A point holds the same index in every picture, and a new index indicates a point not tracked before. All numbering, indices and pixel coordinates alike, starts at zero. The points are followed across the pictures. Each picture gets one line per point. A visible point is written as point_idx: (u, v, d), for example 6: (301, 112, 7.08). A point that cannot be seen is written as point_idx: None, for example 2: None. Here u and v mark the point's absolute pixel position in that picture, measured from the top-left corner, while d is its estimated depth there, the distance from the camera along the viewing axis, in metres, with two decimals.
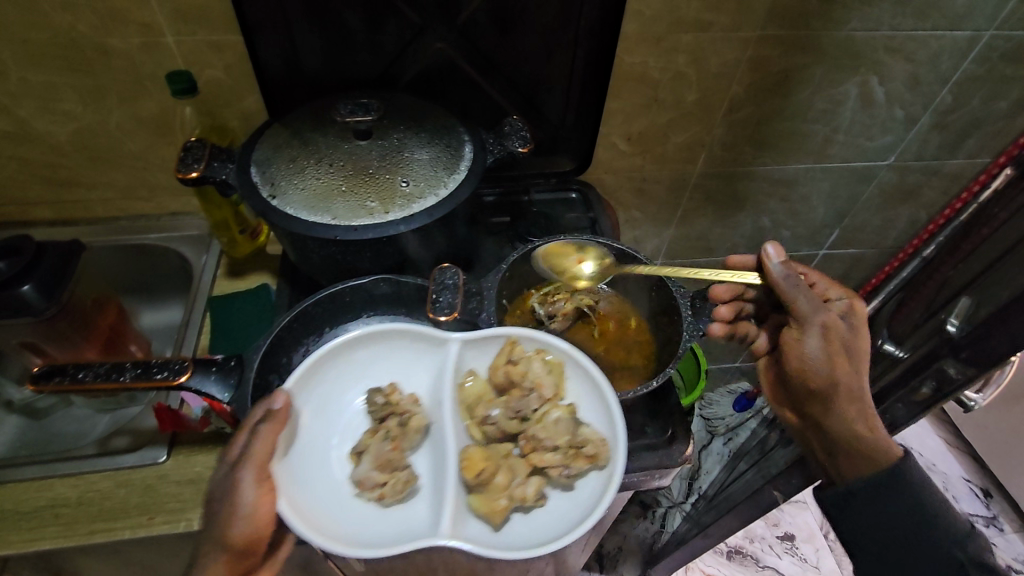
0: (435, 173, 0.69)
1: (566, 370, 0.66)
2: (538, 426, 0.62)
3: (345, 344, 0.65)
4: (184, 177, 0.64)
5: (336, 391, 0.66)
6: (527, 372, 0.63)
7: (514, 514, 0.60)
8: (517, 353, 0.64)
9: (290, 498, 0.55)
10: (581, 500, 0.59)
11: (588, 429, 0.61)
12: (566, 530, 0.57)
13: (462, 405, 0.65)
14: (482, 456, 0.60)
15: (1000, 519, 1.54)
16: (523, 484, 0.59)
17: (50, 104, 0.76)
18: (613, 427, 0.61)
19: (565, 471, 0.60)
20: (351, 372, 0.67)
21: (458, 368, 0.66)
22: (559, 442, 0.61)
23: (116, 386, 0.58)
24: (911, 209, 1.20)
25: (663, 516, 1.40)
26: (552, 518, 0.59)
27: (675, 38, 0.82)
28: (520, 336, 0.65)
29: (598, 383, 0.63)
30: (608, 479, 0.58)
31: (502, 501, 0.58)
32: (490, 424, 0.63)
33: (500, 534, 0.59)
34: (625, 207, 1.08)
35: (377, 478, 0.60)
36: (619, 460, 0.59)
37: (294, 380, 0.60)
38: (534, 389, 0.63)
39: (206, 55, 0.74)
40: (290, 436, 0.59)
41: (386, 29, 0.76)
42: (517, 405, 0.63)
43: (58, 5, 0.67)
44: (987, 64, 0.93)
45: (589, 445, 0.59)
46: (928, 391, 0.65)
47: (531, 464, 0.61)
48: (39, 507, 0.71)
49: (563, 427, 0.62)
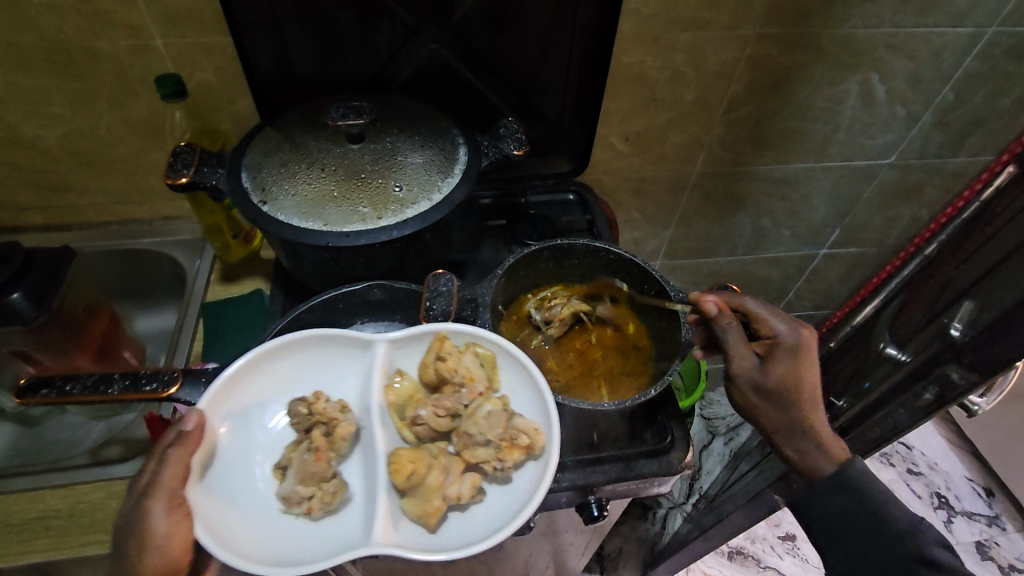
0: (429, 176, 0.68)
1: (498, 361, 0.65)
2: (470, 420, 0.60)
3: (258, 355, 0.62)
4: (173, 183, 0.63)
5: (257, 402, 0.63)
6: (457, 367, 0.62)
7: (452, 513, 0.60)
8: (446, 349, 0.62)
9: (208, 521, 0.54)
10: (520, 492, 0.59)
11: (520, 419, 0.60)
12: (503, 525, 0.56)
13: (393, 406, 0.63)
14: (412, 458, 0.58)
15: (1003, 518, 1.52)
16: (456, 483, 0.58)
17: (38, 108, 0.75)
18: (546, 416, 0.61)
19: (499, 465, 0.59)
20: (276, 381, 0.64)
21: (387, 367, 0.64)
22: (491, 436, 0.59)
23: (105, 398, 0.57)
24: (913, 207, 1.18)
25: (664, 517, 1.38)
26: (491, 514, 0.59)
27: (673, 37, 0.81)
28: (448, 330, 0.64)
29: (531, 374, 0.63)
30: (543, 469, 0.58)
31: (435, 502, 0.57)
32: (421, 424, 0.61)
33: (437, 535, 0.58)
34: (624, 208, 1.07)
35: (304, 491, 0.57)
36: (553, 449, 0.59)
37: (207, 398, 0.58)
38: (465, 384, 0.62)
39: (196, 57, 0.73)
40: (205, 455, 0.57)
41: (379, 30, 0.75)
42: (448, 402, 0.61)
43: (44, 8, 0.66)
44: (990, 61, 0.92)
45: (522, 437, 0.58)
46: (931, 396, 0.65)
47: (464, 462, 0.60)
48: (29, 519, 0.72)
49: (494, 421, 0.59)
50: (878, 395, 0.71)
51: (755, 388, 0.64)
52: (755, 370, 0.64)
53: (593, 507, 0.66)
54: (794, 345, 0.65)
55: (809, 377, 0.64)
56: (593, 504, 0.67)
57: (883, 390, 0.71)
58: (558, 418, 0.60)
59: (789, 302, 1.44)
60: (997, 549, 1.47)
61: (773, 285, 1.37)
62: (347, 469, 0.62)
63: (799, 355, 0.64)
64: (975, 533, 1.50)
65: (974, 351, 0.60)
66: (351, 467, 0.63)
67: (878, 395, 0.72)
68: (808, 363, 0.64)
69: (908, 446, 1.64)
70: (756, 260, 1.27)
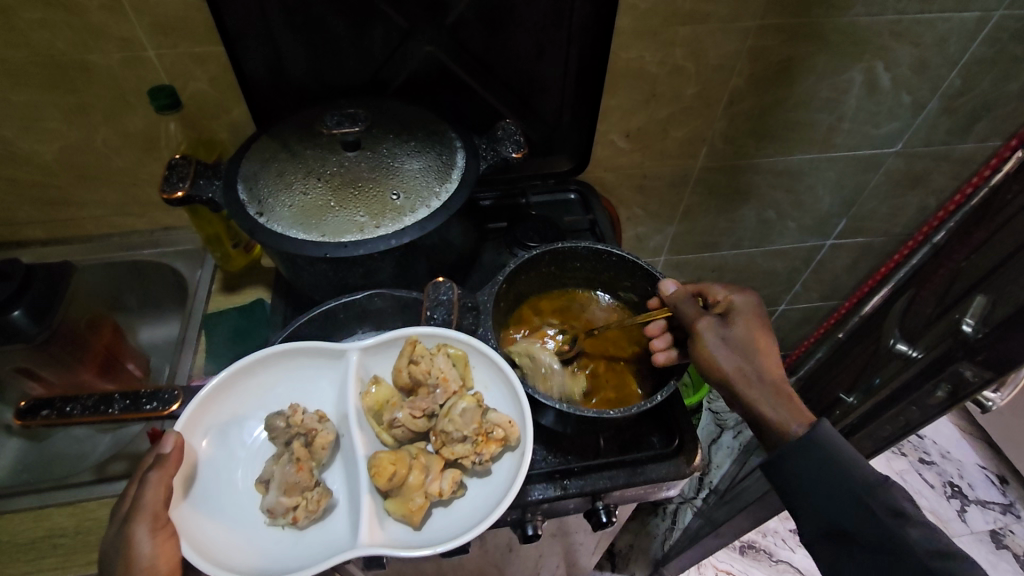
0: (427, 182, 0.67)
1: (470, 360, 0.64)
2: (446, 420, 0.60)
3: (234, 372, 0.62)
4: (170, 198, 0.62)
5: (234, 419, 0.62)
6: (430, 369, 0.62)
7: (435, 510, 0.59)
8: (418, 352, 0.62)
9: (194, 538, 0.54)
10: (500, 484, 0.59)
11: (495, 413, 0.60)
12: (485, 515, 0.56)
13: (369, 412, 0.62)
14: (392, 460, 0.57)
15: (1018, 505, 1.51)
16: (437, 479, 0.57)
17: (34, 123, 0.75)
18: (519, 409, 0.61)
19: (477, 459, 0.58)
20: (253, 397, 0.63)
21: (362, 374, 0.64)
22: (467, 432, 0.58)
23: (105, 419, 0.58)
24: (921, 195, 1.16)
25: (674, 512, 1.37)
26: (474, 506, 0.59)
27: (671, 31, 0.79)
28: (419, 334, 0.64)
29: (502, 369, 0.62)
30: (520, 460, 0.58)
31: (417, 500, 0.56)
32: (398, 427, 0.60)
33: (422, 532, 0.58)
34: (627, 204, 1.06)
35: (287, 503, 0.56)
36: (527, 439, 0.59)
37: (186, 418, 0.58)
38: (439, 384, 0.61)
39: (188, 67, 0.72)
40: (187, 474, 0.57)
41: (372, 34, 0.74)
42: (422, 404, 0.61)
43: (34, 23, 0.65)
44: (997, 45, 0.90)
45: (497, 429, 0.59)
46: (943, 394, 0.64)
47: (444, 459, 0.59)
48: (36, 538, 0.74)
49: (470, 417, 0.59)
50: (890, 393, 0.70)
51: (720, 342, 0.63)
52: (717, 326, 0.64)
53: (602, 513, 0.66)
54: (747, 306, 0.66)
55: (765, 332, 0.64)
56: (602, 510, 0.66)
57: (894, 387, 0.71)
58: (531, 409, 0.61)
59: (796, 294, 1.43)
60: (1012, 538, 1.45)
61: (779, 277, 1.36)
62: (330, 477, 0.62)
63: (754, 314, 0.65)
64: (989, 522, 1.48)
65: (987, 349, 0.59)
66: (334, 475, 0.62)
67: (888, 394, 0.71)
68: (762, 320, 0.66)
69: (920, 435, 1.62)
70: (762, 253, 1.26)
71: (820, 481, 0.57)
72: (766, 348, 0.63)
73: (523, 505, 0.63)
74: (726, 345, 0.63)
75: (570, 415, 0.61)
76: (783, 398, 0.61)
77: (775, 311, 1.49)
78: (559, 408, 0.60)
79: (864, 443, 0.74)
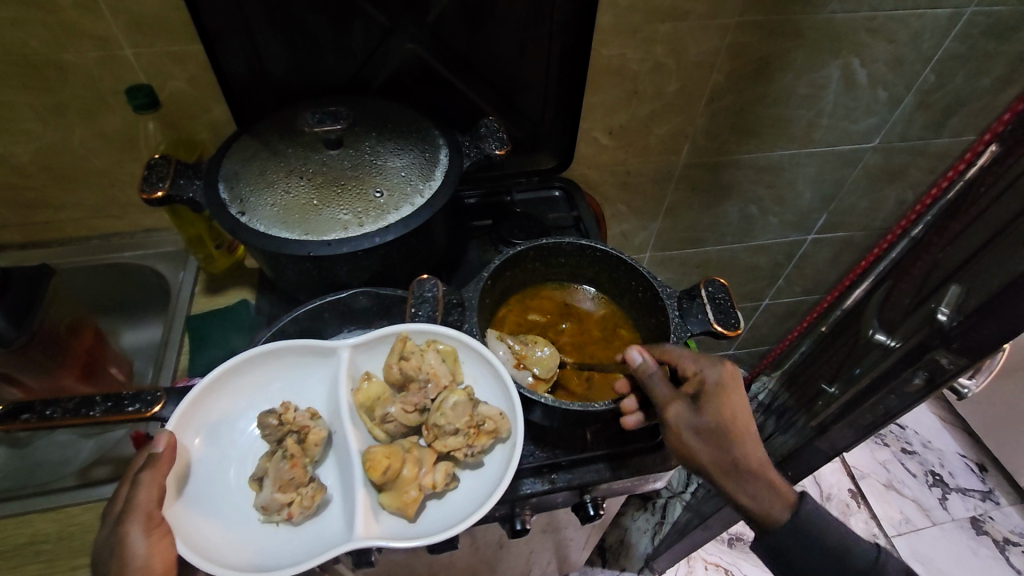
0: (411, 180, 0.67)
1: (460, 355, 0.64)
2: (437, 413, 0.59)
3: (224, 372, 0.61)
4: (150, 198, 0.61)
5: (224, 419, 0.62)
6: (421, 365, 0.61)
7: (429, 502, 0.60)
8: (409, 349, 0.62)
9: (191, 538, 0.53)
10: (492, 475, 0.59)
11: (486, 406, 0.60)
12: (479, 505, 0.56)
13: (360, 408, 0.62)
14: (386, 454, 0.57)
15: (996, 492, 1.54)
16: (432, 472, 0.58)
17: (8, 123, 0.73)
18: (509, 402, 0.61)
19: (469, 451, 0.59)
20: (241, 397, 0.63)
21: (352, 372, 0.64)
22: (460, 425, 0.59)
23: (87, 421, 0.58)
24: (898, 190, 1.19)
25: (663, 507, 1.42)
26: (467, 498, 0.59)
27: (652, 28, 0.80)
28: (409, 330, 0.63)
29: (493, 364, 0.63)
30: (512, 451, 0.59)
31: (412, 492, 0.56)
32: (389, 422, 0.60)
33: (416, 525, 0.58)
34: (612, 200, 1.07)
35: (281, 499, 0.56)
36: (518, 430, 0.59)
37: (176, 419, 0.57)
38: (430, 379, 0.61)
39: (167, 66, 0.71)
40: (180, 473, 0.57)
41: (353, 32, 0.74)
42: (414, 398, 0.60)
43: (7, 22, 0.64)
44: (969, 41, 0.91)
45: (488, 422, 0.59)
46: (921, 381, 0.65)
47: (437, 452, 0.59)
48: (19, 545, 0.73)
49: (461, 410, 0.59)
50: (870, 382, 0.72)
51: (694, 432, 0.59)
52: (687, 413, 0.60)
53: (589, 506, 0.68)
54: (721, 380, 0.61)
55: (739, 410, 0.61)
56: (589, 503, 0.68)
57: (876, 376, 0.72)
58: (521, 401, 0.61)
59: (779, 289, 1.45)
60: (992, 524, 1.48)
61: (762, 272, 1.38)
62: (323, 473, 0.62)
63: (727, 388, 0.61)
64: (969, 509, 1.51)
65: (961, 336, 0.61)
66: (326, 471, 0.62)
67: (868, 384, 0.73)
68: (736, 395, 0.61)
69: (902, 426, 1.65)
70: (745, 248, 1.27)
71: (806, 554, 0.63)
72: (738, 425, 0.61)
73: (514, 498, 0.64)
74: (700, 435, 0.59)
75: (558, 409, 0.61)
76: (763, 482, 0.62)
77: (761, 305, 1.51)
78: (546, 401, 0.60)
79: (845, 432, 0.75)
